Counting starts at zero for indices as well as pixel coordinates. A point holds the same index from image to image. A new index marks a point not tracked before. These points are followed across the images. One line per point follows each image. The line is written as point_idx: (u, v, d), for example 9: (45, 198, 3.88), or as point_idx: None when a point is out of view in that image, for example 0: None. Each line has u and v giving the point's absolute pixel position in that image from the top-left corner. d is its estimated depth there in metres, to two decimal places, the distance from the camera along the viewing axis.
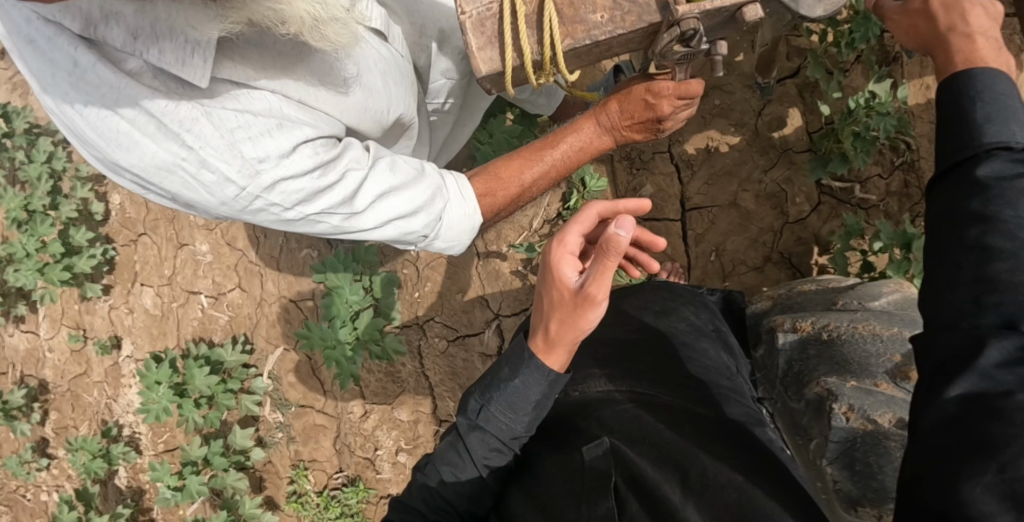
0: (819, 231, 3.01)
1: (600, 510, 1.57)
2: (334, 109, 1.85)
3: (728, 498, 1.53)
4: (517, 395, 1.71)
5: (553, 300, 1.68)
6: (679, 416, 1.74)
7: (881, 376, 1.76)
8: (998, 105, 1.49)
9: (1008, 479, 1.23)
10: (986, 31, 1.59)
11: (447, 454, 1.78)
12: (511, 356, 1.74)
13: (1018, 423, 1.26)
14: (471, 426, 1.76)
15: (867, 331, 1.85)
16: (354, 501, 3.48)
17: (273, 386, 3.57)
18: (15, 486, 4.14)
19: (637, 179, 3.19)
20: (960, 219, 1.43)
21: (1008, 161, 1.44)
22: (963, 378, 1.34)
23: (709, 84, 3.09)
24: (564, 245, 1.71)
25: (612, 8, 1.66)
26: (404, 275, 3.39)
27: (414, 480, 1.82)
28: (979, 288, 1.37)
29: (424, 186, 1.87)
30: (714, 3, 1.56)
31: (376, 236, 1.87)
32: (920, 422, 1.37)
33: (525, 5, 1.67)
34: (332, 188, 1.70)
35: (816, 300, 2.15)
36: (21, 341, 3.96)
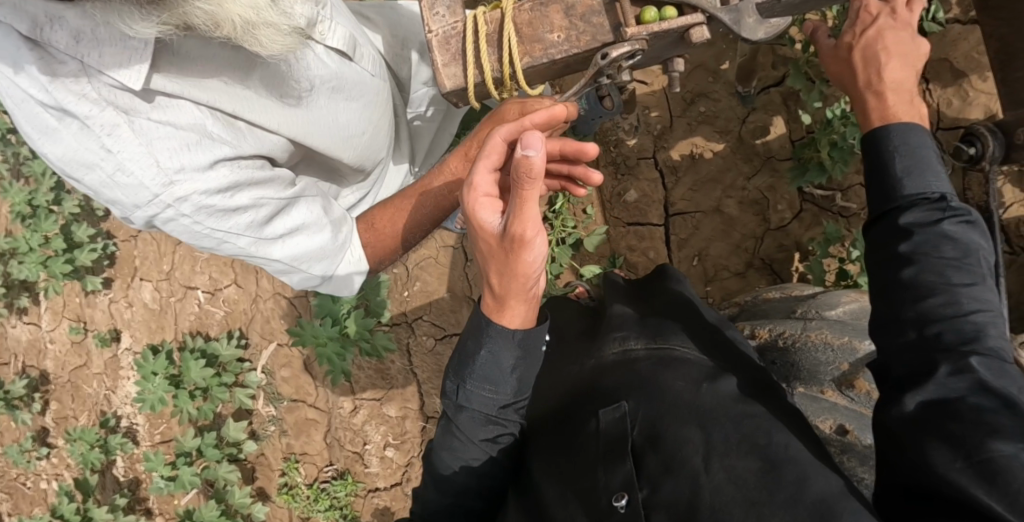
0: (801, 238, 3.07)
1: (619, 474, 1.63)
2: (269, 121, 1.85)
3: (751, 465, 1.54)
4: (495, 366, 1.68)
5: (485, 250, 1.59)
6: (692, 377, 1.73)
7: (827, 383, 1.85)
8: (915, 159, 1.66)
9: (976, 462, 1.36)
10: (897, 87, 1.76)
11: (447, 437, 1.80)
12: (473, 329, 1.68)
13: (975, 421, 1.40)
14: (458, 408, 1.76)
15: (819, 340, 1.93)
16: (343, 494, 3.58)
17: (267, 380, 3.67)
18: (16, 475, 4.25)
19: (623, 184, 3.25)
20: (894, 262, 1.59)
21: (929, 210, 1.60)
22: (921, 389, 1.47)
23: (695, 91, 3.14)
24: (475, 188, 1.60)
25: (568, 28, 1.74)
26: (394, 274, 3.46)
27: (428, 462, 1.86)
28: (921, 322, 1.52)
29: (332, 233, 1.92)
30: (661, 26, 1.66)
31: (277, 267, 1.90)
32: (891, 422, 1.48)
33: (486, 25, 1.78)
34: (246, 210, 1.74)
35: (778, 307, 2.26)
36: (24, 332, 4.06)
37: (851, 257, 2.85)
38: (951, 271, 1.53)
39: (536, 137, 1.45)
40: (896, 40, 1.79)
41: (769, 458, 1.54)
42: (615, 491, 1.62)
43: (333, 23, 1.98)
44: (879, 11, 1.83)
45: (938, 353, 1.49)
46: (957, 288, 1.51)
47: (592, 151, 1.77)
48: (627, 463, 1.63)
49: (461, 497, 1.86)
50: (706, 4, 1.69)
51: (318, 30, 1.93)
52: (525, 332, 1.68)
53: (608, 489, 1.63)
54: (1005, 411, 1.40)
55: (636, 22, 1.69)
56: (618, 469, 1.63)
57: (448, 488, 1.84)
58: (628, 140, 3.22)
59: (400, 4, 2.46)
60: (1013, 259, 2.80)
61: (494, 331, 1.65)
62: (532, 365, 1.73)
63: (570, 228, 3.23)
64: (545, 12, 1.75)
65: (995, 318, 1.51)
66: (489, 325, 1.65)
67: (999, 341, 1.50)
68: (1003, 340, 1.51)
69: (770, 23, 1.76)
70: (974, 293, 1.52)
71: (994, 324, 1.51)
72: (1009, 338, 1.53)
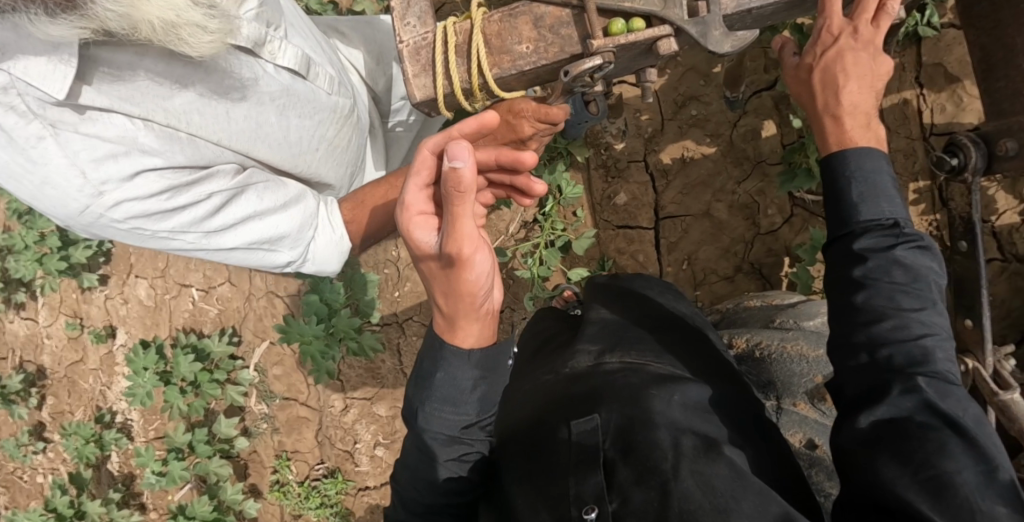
0: (790, 243, 3.07)
1: (590, 484, 1.59)
2: (209, 135, 1.81)
3: (719, 472, 1.54)
4: (457, 384, 1.67)
5: (428, 271, 1.62)
6: (665, 386, 1.70)
7: (800, 396, 1.87)
8: (869, 185, 1.66)
9: (922, 478, 1.36)
10: (853, 110, 1.74)
11: (413, 458, 1.77)
12: (428, 350, 1.69)
13: (924, 440, 1.40)
14: (419, 428, 1.73)
15: (795, 352, 1.96)
16: (333, 492, 3.60)
17: (259, 378, 3.68)
18: (14, 468, 4.28)
19: (612, 187, 3.24)
20: (847, 287, 1.60)
21: (884, 236, 1.60)
22: (877, 407, 1.47)
23: (685, 95, 3.13)
24: (410, 207, 1.64)
25: (537, 39, 1.76)
26: (385, 274, 3.46)
27: (397, 479, 1.83)
28: (872, 344, 1.52)
29: (290, 215, 1.93)
30: (628, 38, 1.67)
31: (235, 256, 1.93)
32: (842, 442, 1.48)
33: (456, 36, 1.80)
34: (189, 208, 1.76)
35: (756, 315, 2.33)
36: (22, 327, 4.08)
37: None
38: (901, 297, 1.54)
39: (462, 147, 1.46)
40: (853, 63, 1.76)
41: (735, 467, 1.54)
42: (586, 500, 1.57)
43: (284, 43, 1.94)
44: (841, 31, 1.79)
45: (891, 376, 1.49)
46: (907, 313, 1.52)
47: (530, 160, 1.66)
48: (598, 473, 1.59)
49: (431, 512, 1.83)
50: (674, 16, 1.69)
51: (266, 50, 1.90)
52: (485, 350, 1.69)
53: (579, 495, 1.58)
54: (951, 431, 1.40)
55: (603, 35, 1.71)
56: (590, 477, 1.59)
57: (416, 503, 1.82)
58: (618, 144, 3.21)
59: (380, 18, 2.43)
60: (1003, 267, 2.79)
61: (448, 352, 1.66)
62: (497, 380, 1.72)
63: (559, 231, 3.25)
64: (515, 23, 1.77)
65: (943, 341, 1.52)
66: (443, 346, 1.67)
67: (946, 365, 1.50)
68: (949, 364, 1.51)
69: (737, 36, 1.75)
70: (923, 318, 1.53)
71: (942, 347, 1.51)
72: (956, 363, 1.53)
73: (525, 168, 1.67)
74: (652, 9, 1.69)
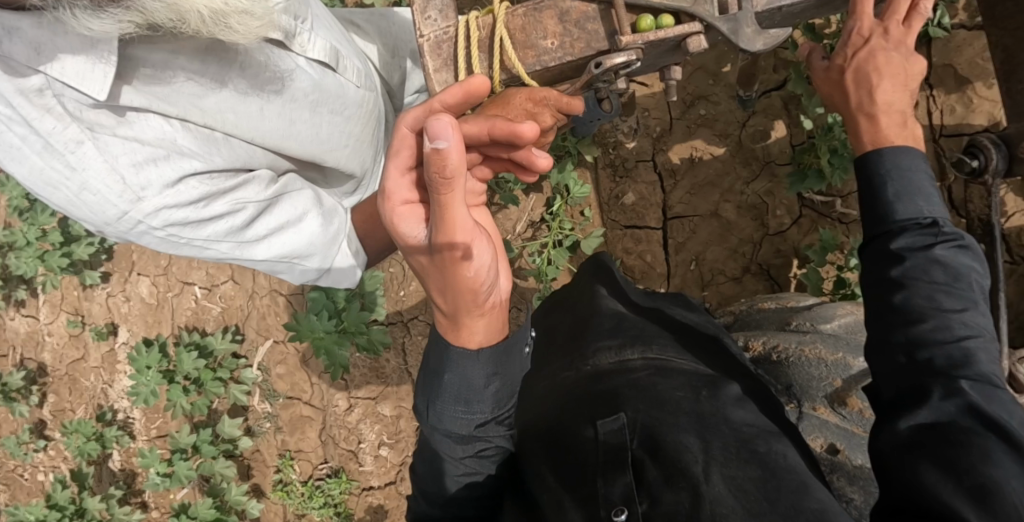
0: (798, 245, 3.06)
1: (618, 485, 1.58)
2: (243, 134, 1.78)
3: (751, 472, 1.54)
4: (472, 372, 1.64)
5: (424, 265, 1.61)
6: (691, 385, 1.74)
7: (820, 400, 1.88)
8: (904, 182, 1.69)
9: (968, 484, 1.34)
10: (890, 108, 1.79)
11: (430, 451, 1.75)
12: (434, 348, 1.65)
13: (969, 445, 1.38)
14: (434, 421, 1.70)
15: (812, 355, 1.99)
16: (337, 491, 3.57)
17: (262, 377, 3.65)
18: (14, 466, 4.22)
19: (620, 187, 3.22)
20: (885, 286, 1.61)
21: (919, 233, 1.63)
22: (919, 411, 1.46)
23: (695, 94, 3.11)
24: (391, 197, 1.62)
25: (561, 34, 1.75)
26: (391, 273, 3.44)
27: (416, 473, 1.82)
28: (911, 346, 1.54)
29: (322, 225, 1.91)
30: (657, 34, 1.67)
31: (264, 266, 1.89)
32: (880, 445, 1.47)
33: (478, 30, 1.78)
34: (228, 215, 1.73)
35: (771, 318, 2.36)
36: (22, 324, 4.04)
37: (849, 264, 2.87)
38: (942, 296, 1.55)
39: (442, 124, 1.40)
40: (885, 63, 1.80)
41: (768, 467, 1.54)
42: (616, 504, 1.56)
43: (313, 35, 1.92)
44: (871, 32, 1.83)
45: (927, 379, 1.50)
46: (950, 315, 1.53)
47: (529, 132, 1.56)
48: (627, 474, 1.59)
49: (450, 508, 1.81)
50: (704, 13, 1.68)
51: (297, 43, 1.88)
52: (495, 345, 1.65)
53: (608, 499, 1.57)
54: (992, 436, 1.39)
55: (631, 31, 1.69)
56: (618, 479, 1.59)
57: (432, 497, 1.80)
58: (627, 143, 3.18)
59: (393, 11, 2.41)
60: (1013, 268, 2.77)
61: (454, 352, 1.62)
62: (511, 370, 1.68)
63: (567, 230, 3.22)
64: (539, 18, 1.76)
65: (985, 343, 1.52)
66: (450, 347, 1.63)
67: (989, 366, 1.50)
68: (992, 365, 1.52)
69: (768, 34, 1.74)
70: (965, 319, 1.53)
71: (984, 348, 1.51)
72: (1000, 362, 1.54)
73: (523, 142, 1.58)
74: (681, 5, 1.67)
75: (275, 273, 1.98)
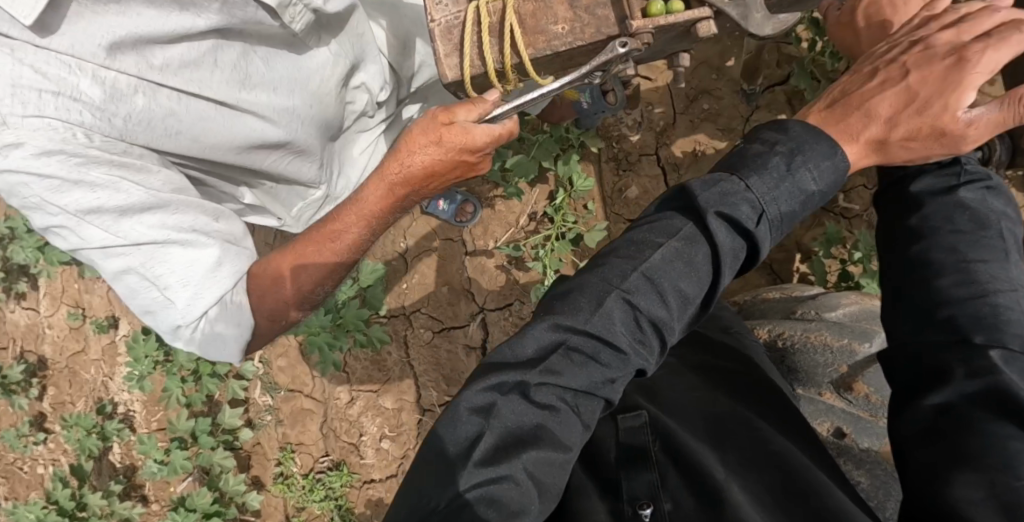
0: (801, 239, 3.06)
1: (642, 480, 1.62)
2: (181, 94, 1.77)
3: (771, 480, 1.61)
4: (793, 192, 1.53)
5: (931, 125, 1.54)
6: (706, 388, 1.92)
7: (826, 385, 2.01)
8: None
9: (996, 490, 1.32)
10: None
11: (665, 270, 1.53)
12: (794, 142, 1.55)
13: (989, 433, 1.37)
14: (708, 238, 1.53)
15: (818, 341, 2.05)
16: (337, 485, 3.57)
17: (263, 370, 3.65)
18: (12, 460, 4.17)
19: (624, 180, 3.23)
20: (902, 238, 1.64)
21: (939, 177, 1.64)
22: (942, 390, 1.45)
23: (700, 88, 3.13)
24: (980, 62, 1.53)
25: (572, 20, 1.76)
26: (393, 266, 3.46)
27: (581, 305, 1.50)
28: (932, 307, 1.54)
29: (212, 264, 1.82)
30: (668, 19, 1.68)
31: (126, 272, 1.78)
32: (901, 432, 1.48)
33: (490, 16, 1.79)
34: (102, 191, 1.65)
35: (776, 308, 2.40)
36: (22, 317, 4.03)
37: (853, 259, 2.86)
38: (966, 246, 1.56)
39: None
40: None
41: (787, 469, 1.62)
42: (641, 499, 1.58)
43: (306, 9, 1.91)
44: None
45: (944, 355, 1.49)
46: (970, 264, 1.54)
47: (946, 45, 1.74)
48: (651, 471, 1.63)
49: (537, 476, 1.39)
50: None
51: (288, 13, 1.87)
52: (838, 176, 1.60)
53: (633, 496, 1.59)
54: (1011, 422, 1.37)
55: (642, 15, 1.70)
56: (642, 475, 1.62)
57: (547, 362, 1.46)
58: (631, 136, 3.21)
59: (406, 2, 2.38)
60: None
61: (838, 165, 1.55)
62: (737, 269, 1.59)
63: (570, 223, 3.22)
64: (550, 4, 1.77)
65: (1016, 297, 1.51)
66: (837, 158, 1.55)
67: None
68: None
69: (777, 19, 1.74)
70: (990, 270, 1.53)
71: (1014, 307, 1.50)
72: None
73: None
74: None
75: (141, 311, 1.86)
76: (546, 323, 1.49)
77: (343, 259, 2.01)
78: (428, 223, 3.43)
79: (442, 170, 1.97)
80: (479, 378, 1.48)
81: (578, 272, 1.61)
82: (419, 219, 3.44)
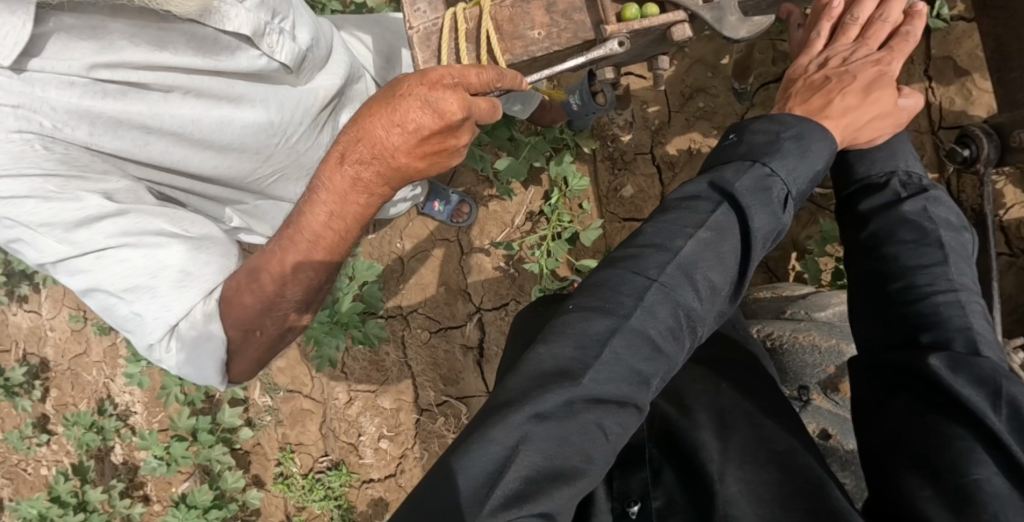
0: (797, 236, 3.04)
1: (635, 479, 1.71)
2: (160, 111, 1.77)
3: (768, 476, 1.60)
4: (810, 171, 1.61)
5: (875, 113, 1.72)
6: (710, 379, 1.89)
7: (814, 387, 2.00)
8: (885, 152, 1.83)
9: (942, 490, 1.44)
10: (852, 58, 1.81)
11: (699, 260, 1.54)
12: (794, 124, 1.64)
13: (941, 435, 1.50)
14: (742, 221, 1.56)
15: (806, 341, 2.08)
16: (337, 484, 3.58)
17: (262, 371, 3.66)
18: (16, 461, 4.21)
19: (619, 179, 3.22)
20: (859, 250, 1.80)
21: (887, 191, 1.80)
22: (908, 394, 1.59)
23: (694, 86, 3.12)
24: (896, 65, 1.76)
25: (549, 25, 1.76)
26: (390, 266, 3.47)
27: (621, 303, 1.51)
28: (888, 313, 1.70)
29: (183, 266, 1.70)
30: (643, 23, 1.68)
31: (85, 284, 1.68)
32: (867, 442, 1.61)
33: (467, 23, 1.79)
34: (58, 202, 1.60)
35: (768, 307, 2.39)
36: (25, 319, 4.07)
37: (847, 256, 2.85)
38: (913, 254, 1.70)
39: None
40: (875, 31, 1.81)
41: (786, 466, 1.60)
42: (631, 496, 1.68)
43: (285, 38, 1.89)
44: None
45: (900, 357, 1.62)
46: (912, 271, 1.68)
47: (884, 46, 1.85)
48: (644, 469, 1.72)
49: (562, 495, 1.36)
50: (689, 2, 1.69)
51: (265, 42, 1.85)
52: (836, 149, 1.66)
53: (624, 493, 1.69)
54: (962, 423, 1.49)
55: (617, 20, 1.72)
56: (635, 474, 1.72)
57: (575, 362, 1.46)
58: (624, 136, 3.20)
59: (387, 17, 2.43)
60: (1012, 261, 2.77)
61: (819, 137, 1.63)
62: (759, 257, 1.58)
63: (565, 223, 3.21)
64: (527, 9, 1.77)
65: (957, 297, 1.63)
66: (824, 134, 1.63)
67: (968, 322, 1.61)
68: (973, 317, 1.62)
69: (753, 22, 1.73)
70: (933, 275, 1.66)
71: (958, 307, 1.62)
72: (984, 317, 1.64)
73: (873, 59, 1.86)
74: None
75: (118, 328, 1.75)
76: (584, 322, 1.50)
77: (309, 254, 1.78)
78: (424, 224, 3.42)
79: (403, 138, 1.72)
80: (521, 393, 1.42)
81: (609, 262, 1.60)
82: (416, 219, 3.43)
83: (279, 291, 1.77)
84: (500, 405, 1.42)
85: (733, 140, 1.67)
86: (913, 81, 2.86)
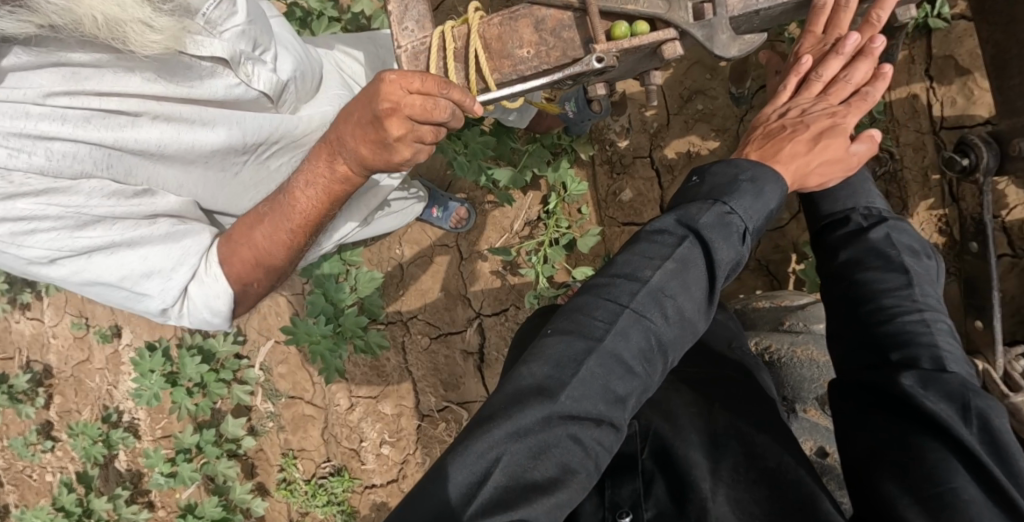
0: (798, 240, 3.01)
1: (625, 489, 1.71)
2: (123, 136, 1.73)
3: (759, 494, 1.63)
4: (765, 212, 1.60)
5: (820, 161, 1.72)
6: (703, 402, 1.86)
7: (811, 402, 2.03)
8: (848, 188, 1.87)
9: (922, 498, 1.45)
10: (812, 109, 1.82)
11: (670, 287, 1.52)
12: (751, 166, 1.63)
13: (919, 446, 1.50)
14: (707, 252, 1.55)
15: (804, 355, 2.09)
16: (340, 490, 3.58)
17: (263, 377, 3.66)
18: (21, 467, 4.23)
19: (618, 182, 3.21)
20: (835, 276, 1.81)
21: (858, 219, 1.83)
22: (883, 410, 1.59)
23: (693, 89, 3.10)
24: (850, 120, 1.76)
25: (538, 43, 1.75)
26: (389, 271, 3.47)
27: (596, 327, 1.50)
28: (863, 334, 1.71)
29: (170, 248, 1.78)
30: (631, 42, 1.68)
31: (82, 281, 1.77)
32: (846, 457, 1.61)
33: (456, 41, 1.79)
34: (33, 219, 1.64)
35: (767, 317, 2.37)
36: (27, 327, 4.08)
37: None
38: (883, 279, 1.73)
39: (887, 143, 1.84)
40: (838, 88, 1.82)
41: (776, 483, 1.63)
42: (622, 507, 1.68)
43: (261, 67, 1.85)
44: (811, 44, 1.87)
45: (873, 376, 1.63)
46: (881, 295, 1.71)
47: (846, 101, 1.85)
48: (636, 479, 1.72)
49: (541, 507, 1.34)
50: (679, 19, 1.69)
51: (242, 71, 1.81)
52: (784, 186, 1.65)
53: (615, 503, 1.69)
54: (935, 437, 1.50)
55: (606, 39, 1.70)
56: (627, 484, 1.72)
57: (550, 381, 1.45)
58: (621, 141, 3.19)
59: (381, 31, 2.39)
60: (1014, 263, 2.74)
61: (772, 178, 1.62)
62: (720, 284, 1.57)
63: (564, 228, 3.22)
64: (515, 26, 1.75)
65: (924, 318, 1.66)
66: (772, 175, 1.63)
67: (938, 340, 1.63)
68: (942, 337, 1.65)
69: (744, 39, 1.71)
70: (901, 298, 1.69)
71: (925, 325, 1.65)
72: (953, 337, 1.67)
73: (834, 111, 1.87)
74: (656, 11, 1.69)
75: (124, 307, 1.87)
76: (559, 342, 1.50)
77: (275, 242, 1.82)
78: (423, 230, 3.41)
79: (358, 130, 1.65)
80: (501, 409, 1.42)
81: (587, 286, 1.59)
82: (415, 225, 3.41)
83: (247, 271, 1.84)
84: (480, 422, 1.42)
85: (695, 182, 1.65)
86: (913, 81, 2.83)
